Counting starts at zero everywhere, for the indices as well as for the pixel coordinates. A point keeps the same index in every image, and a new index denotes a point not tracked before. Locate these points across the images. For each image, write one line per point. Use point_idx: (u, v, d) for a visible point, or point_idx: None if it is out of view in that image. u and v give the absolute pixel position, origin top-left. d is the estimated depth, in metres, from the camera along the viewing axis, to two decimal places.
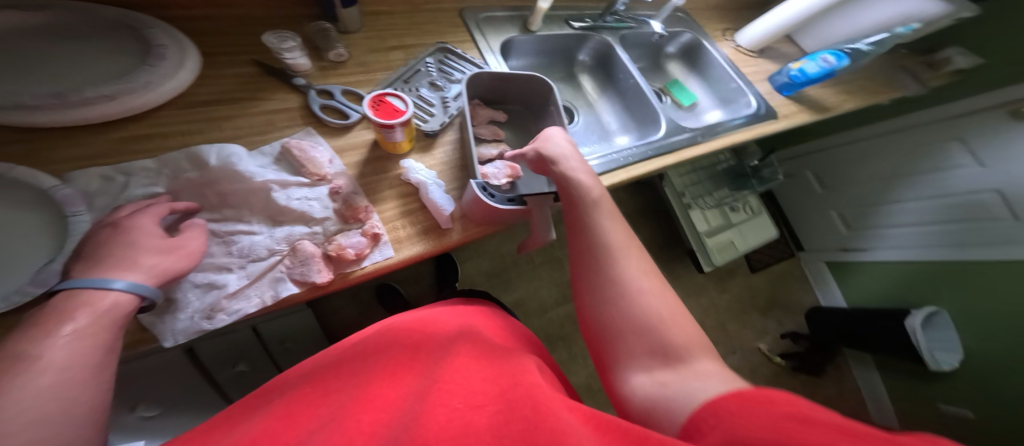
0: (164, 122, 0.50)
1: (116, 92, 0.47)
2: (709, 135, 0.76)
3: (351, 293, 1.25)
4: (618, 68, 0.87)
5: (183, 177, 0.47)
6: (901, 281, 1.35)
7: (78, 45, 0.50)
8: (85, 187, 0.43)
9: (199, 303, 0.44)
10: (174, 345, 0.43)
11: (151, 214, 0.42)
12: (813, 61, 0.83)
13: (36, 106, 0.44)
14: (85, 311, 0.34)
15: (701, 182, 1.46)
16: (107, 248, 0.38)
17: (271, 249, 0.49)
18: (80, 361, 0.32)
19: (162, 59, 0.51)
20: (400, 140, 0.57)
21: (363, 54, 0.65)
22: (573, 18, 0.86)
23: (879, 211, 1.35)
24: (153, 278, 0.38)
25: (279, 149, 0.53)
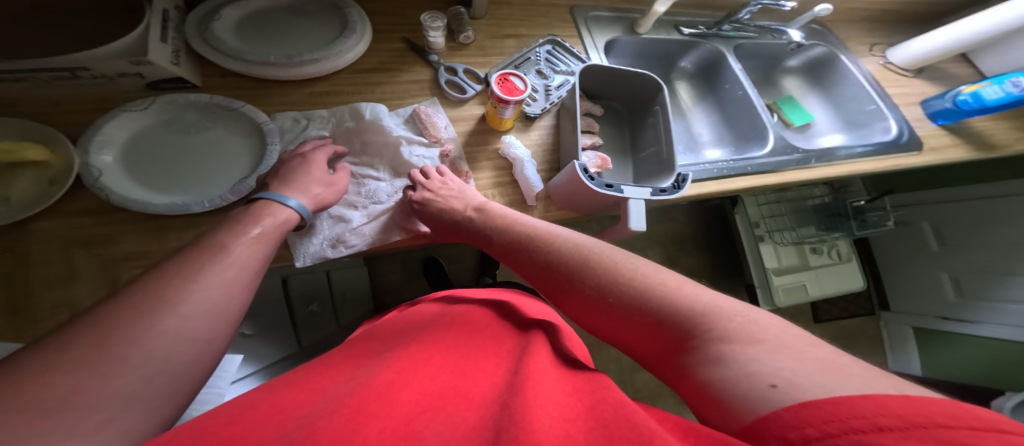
0: (341, 82, 0.59)
1: (321, 57, 0.56)
2: (823, 160, 0.73)
3: (401, 261, 1.35)
4: (727, 78, 0.86)
5: (343, 126, 0.56)
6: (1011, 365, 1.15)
7: (301, 19, 0.60)
8: (281, 125, 0.54)
9: (329, 232, 0.52)
10: (304, 265, 0.50)
11: (324, 152, 0.52)
12: (996, 85, 0.75)
13: (275, 63, 0.54)
14: (270, 219, 0.43)
15: (782, 216, 1.33)
16: (295, 172, 0.48)
17: (389, 195, 0.56)
18: (250, 262, 0.39)
19: (353, 33, 0.59)
20: (506, 117, 0.61)
21: (484, 39, 0.72)
22: (685, 24, 0.85)
23: (999, 282, 1.18)
24: (314, 204, 0.48)
25: (410, 112, 0.61)
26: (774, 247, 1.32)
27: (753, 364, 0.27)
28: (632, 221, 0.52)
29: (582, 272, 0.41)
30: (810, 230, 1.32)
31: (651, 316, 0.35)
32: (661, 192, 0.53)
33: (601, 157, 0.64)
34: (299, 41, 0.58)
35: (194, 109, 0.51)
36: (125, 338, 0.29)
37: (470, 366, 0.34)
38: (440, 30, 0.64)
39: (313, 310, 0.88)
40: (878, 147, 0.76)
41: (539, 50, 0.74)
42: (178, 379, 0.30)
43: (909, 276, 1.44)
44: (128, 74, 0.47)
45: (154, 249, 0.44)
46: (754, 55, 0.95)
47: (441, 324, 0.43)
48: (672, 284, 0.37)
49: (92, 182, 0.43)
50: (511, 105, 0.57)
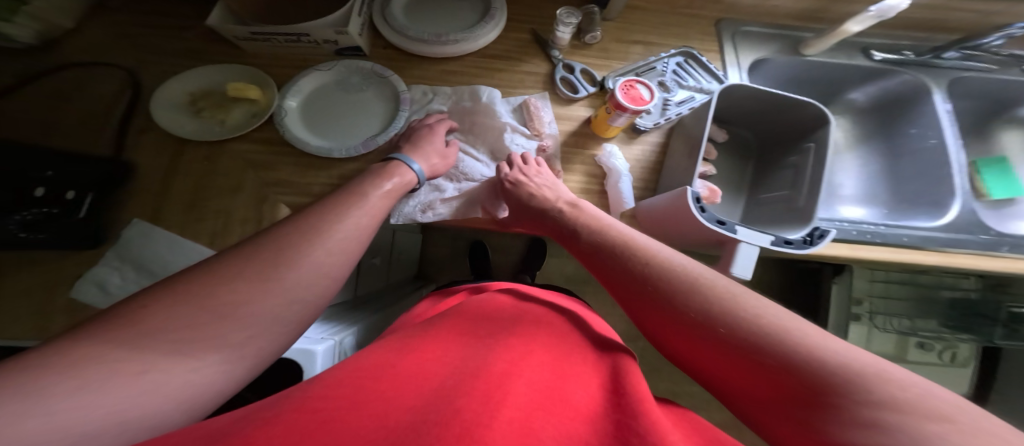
0: (468, 65, 0.61)
1: (461, 38, 0.58)
2: (1020, 249, 0.61)
3: (452, 238, 1.38)
4: (914, 122, 0.74)
5: (459, 104, 0.58)
6: None
7: (458, 2, 0.63)
8: (412, 95, 0.57)
9: (423, 198, 0.54)
10: (395, 223, 0.53)
11: (444, 126, 0.54)
12: None
13: (424, 40, 0.57)
14: (399, 179, 0.46)
15: (896, 299, 1.12)
16: (415, 138, 0.51)
17: (482, 177, 0.58)
18: (381, 215, 0.42)
19: (492, 19, 0.61)
20: (615, 125, 0.59)
21: (609, 41, 0.70)
22: (878, 47, 0.74)
23: None
24: (427, 173, 0.51)
25: (520, 102, 0.61)
26: (872, 329, 1.13)
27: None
28: (734, 265, 0.48)
29: (680, 290, 0.35)
30: (931, 323, 1.11)
31: (769, 357, 0.28)
32: (785, 243, 0.46)
33: (709, 187, 0.58)
34: (451, 22, 0.61)
35: (360, 73, 0.56)
36: (287, 261, 0.33)
37: (572, 372, 0.33)
38: (571, 26, 0.62)
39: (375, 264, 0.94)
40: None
41: (668, 61, 0.70)
42: (314, 309, 0.35)
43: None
44: (327, 41, 0.53)
45: (297, 182, 0.50)
46: (977, 94, 0.79)
47: (533, 320, 0.42)
48: (790, 322, 0.29)
49: (279, 122, 0.52)
50: (628, 113, 0.55)
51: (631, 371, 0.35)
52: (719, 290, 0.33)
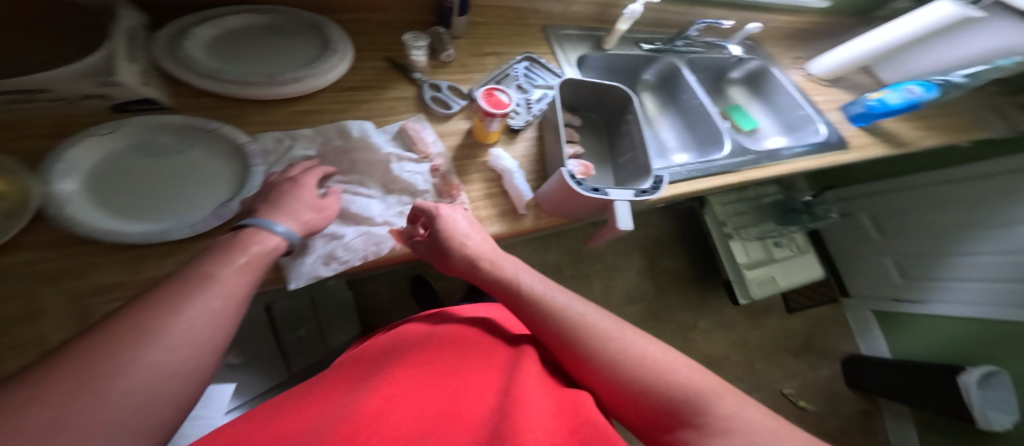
0: (322, 101, 0.59)
1: (303, 76, 0.57)
2: (771, 160, 0.81)
3: (389, 281, 1.31)
4: (683, 89, 0.96)
5: (330, 144, 0.56)
6: (954, 337, 1.29)
7: (286, 40, 0.62)
8: (264, 146, 0.53)
9: (321, 250, 0.51)
10: (297, 287, 0.49)
11: (313, 175, 0.50)
12: (896, 92, 0.85)
13: (254, 82, 0.55)
14: (257, 246, 0.42)
15: (745, 213, 1.43)
16: (282, 198, 0.46)
17: (383, 214, 0.56)
18: (240, 291, 0.39)
19: (335, 52, 0.61)
20: (493, 130, 0.63)
21: (465, 57, 0.75)
22: (644, 40, 0.96)
23: (945, 263, 1.29)
24: (302, 228, 0.46)
25: (397, 128, 0.61)
26: (744, 242, 1.39)
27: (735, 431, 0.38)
28: (620, 221, 0.55)
29: (605, 350, 0.46)
30: (770, 226, 1.43)
31: (664, 403, 0.42)
32: (643, 192, 0.57)
33: (583, 164, 0.67)
34: (280, 61, 0.59)
35: (168, 132, 0.51)
36: (110, 368, 0.29)
37: (469, 386, 0.40)
38: (423, 49, 0.66)
39: (301, 336, 0.84)
40: (815, 147, 0.86)
41: (517, 66, 0.78)
42: (159, 412, 0.31)
43: (861, 262, 1.56)
44: (93, 95, 0.47)
45: (128, 280, 0.43)
46: (705, 70, 1.06)
47: (441, 341, 0.47)
48: (669, 367, 0.44)
49: (57, 212, 0.42)
50: (497, 118, 0.59)
51: (518, 373, 0.43)
52: (629, 349, 0.46)
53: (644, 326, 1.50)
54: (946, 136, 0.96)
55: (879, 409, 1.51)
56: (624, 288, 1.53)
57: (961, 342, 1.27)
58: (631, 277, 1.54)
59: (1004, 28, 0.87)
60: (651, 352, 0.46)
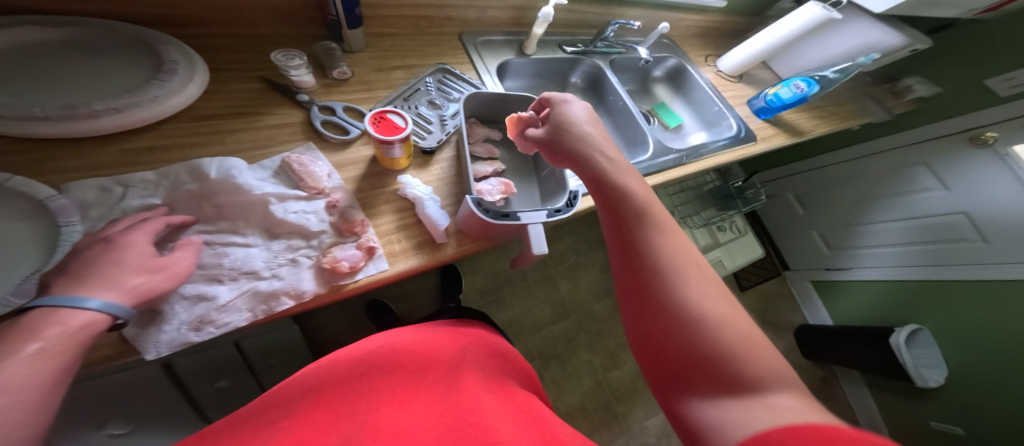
0: (167, 133, 0.50)
1: (124, 105, 0.47)
2: (693, 157, 0.82)
3: (342, 309, 1.19)
4: (608, 91, 0.95)
5: (180, 189, 0.46)
6: (879, 299, 1.41)
7: (97, 60, 0.50)
8: (81, 198, 0.43)
9: (187, 315, 0.42)
10: (158, 357, 0.40)
11: (145, 231, 0.41)
12: (787, 87, 0.90)
13: (45, 117, 0.43)
14: (56, 329, 0.32)
15: (688, 202, 1.47)
16: (89, 266, 0.36)
17: (268, 263, 0.48)
18: (36, 382, 0.30)
19: (173, 74, 0.51)
20: (398, 157, 0.57)
21: (366, 72, 0.68)
22: (566, 43, 0.94)
23: (857, 232, 1.41)
24: (133, 298, 0.37)
25: (279, 163, 0.53)
26: (689, 231, 1.42)
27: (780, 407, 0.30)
28: (535, 245, 0.52)
29: (652, 272, 0.42)
30: (711, 212, 1.47)
31: (695, 349, 0.36)
32: (557, 211, 0.55)
33: (505, 182, 0.66)
34: (90, 87, 0.48)
35: None
36: None
37: (401, 412, 0.43)
38: (303, 67, 0.59)
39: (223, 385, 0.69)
40: (734, 139, 0.90)
41: (429, 81, 0.72)
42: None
43: (793, 238, 1.67)
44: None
45: None
46: (629, 69, 1.07)
47: (374, 370, 0.48)
48: (720, 317, 0.37)
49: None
50: (395, 144, 0.53)
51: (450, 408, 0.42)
52: (677, 287, 0.40)
53: (611, 322, 1.50)
54: (839, 124, 1.02)
55: (832, 372, 1.62)
56: (588, 287, 1.53)
57: (887, 302, 1.39)
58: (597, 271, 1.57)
59: (867, 26, 0.93)
60: (706, 301, 0.39)
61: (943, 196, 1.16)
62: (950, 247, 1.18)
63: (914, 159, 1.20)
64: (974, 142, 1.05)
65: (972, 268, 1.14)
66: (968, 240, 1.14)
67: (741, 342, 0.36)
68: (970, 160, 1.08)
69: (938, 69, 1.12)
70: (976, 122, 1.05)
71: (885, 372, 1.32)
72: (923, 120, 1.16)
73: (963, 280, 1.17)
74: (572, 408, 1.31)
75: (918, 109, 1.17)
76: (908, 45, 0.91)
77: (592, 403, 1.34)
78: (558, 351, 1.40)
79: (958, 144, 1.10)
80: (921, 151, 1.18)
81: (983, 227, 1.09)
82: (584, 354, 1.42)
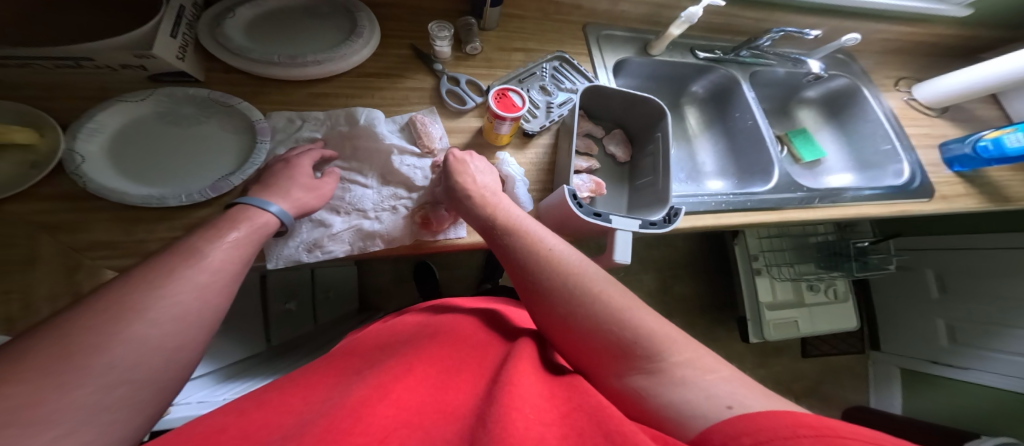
0: (340, 85, 0.59)
1: (324, 59, 0.56)
2: (828, 200, 0.74)
3: (393, 262, 1.29)
4: (738, 106, 0.87)
5: (336, 129, 0.55)
6: (986, 406, 1.17)
7: (317, 21, 0.60)
8: (274, 124, 0.53)
9: (306, 236, 0.50)
10: (275, 267, 0.48)
11: (309, 157, 0.50)
12: (1020, 132, 0.72)
13: (278, 63, 0.54)
14: (246, 224, 0.40)
15: (784, 251, 1.30)
16: (275, 178, 0.46)
17: (375, 204, 0.54)
18: (228, 267, 0.36)
19: (360, 37, 0.59)
20: (502, 133, 0.59)
21: (491, 51, 0.71)
22: (701, 48, 0.87)
23: (1001, 334, 1.15)
24: (296, 208, 0.46)
25: (406, 120, 0.59)
26: (771, 281, 1.30)
27: (712, 389, 0.30)
28: (617, 252, 0.53)
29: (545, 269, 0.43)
30: (810, 267, 1.30)
31: (620, 339, 0.36)
32: (651, 224, 0.53)
33: (595, 181, 0.66)
34: (307, 42, 0.58)
35: (192, 104, 0.51)
36: (83, 346, 0.26)
37: (453, 379, 0.37)
38: (446, 40, 0.63)
39: (290, 309, 0.86)
40: (886, 190, 0.77)
41: (546, 66, 0.74)
42: (145, 388, 0.28)
43: (906, 320, 1.41)
44: (131, 65, 0.47)
45: (122, 240, 0.44)
46: (773, 84, 0.96)
47: (431, 337, 0.44)
48: (613, 296, 0.39)
49: (73, 169, 0.43)
50: (506, 121, 0.56)
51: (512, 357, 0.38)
52: (577, 277, 0.41)
53: None
54: None
55: None
56: None
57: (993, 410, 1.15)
58: (644, 295, 1.47)
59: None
60: (598, 280, 0.41)
61: None
62: None
63: None
64: None
65: None
66: None
67: (647, 316, 0.38)
68: None
69: None
70: None
71: None
72: None
73: None
74: None
75: None
76: None
77: None
78: None
79: None
80: None
81: None
82: None
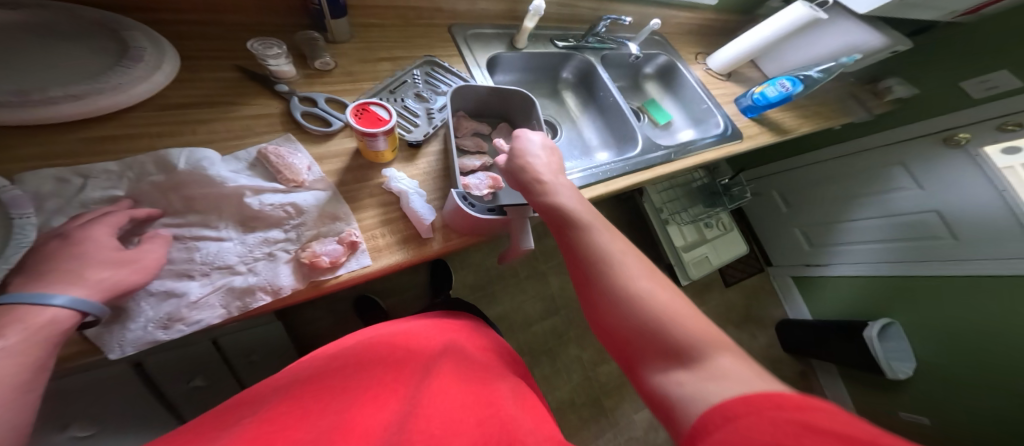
0: (139, 123, 0.49)
1: (83, 92, 0.45)
2: (681, 154, 0.83)
3: (328, 306, 1.15)
4: (599, 87, 0.95)
5: (144, 180, 0.44)
6: (861, 293, 1.44)
7: (56, 44, 0.48)
8: (36, 189, 0.40)
9: (154, 312, 0.40)
10: (122, 357, 0.38)
11: (108, 224, 0.39)
12: (772, 86, 0.91)
13: None
14: (17, 328, 0.30)
15: (677, 199, 1.48)
16: (52, 261, 0.35)
17: (242, 256, 0.46)
18: (10, 378, 0.29)
19: (139, 61, 0.50)
20: (381, 150, 0.55)
21: (351, 64, 0.66)
22: (558, 37, 0.92)
23: (838, 228, 1.43)
24: (100, 292, 0.35)
25: (254, 155, 0.51)
26: (677, 228, 1.45)
27: (722, 368, 0.33)
28: (523, 239, 0.53)
29: (593, 260, 0.44)
30: (699, 208, 1.48)
31: (653, 328, 0.37)
32: None
33: (493, 176, 0.66)
34: (47, 71, 0.46)
35: None
36: None
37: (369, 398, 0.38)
38: (282, 58, 0.57)
39: (197, 386, 0.66)
40: (721, 136, 0.90)
41: (416, 73, 0.71)
42: None
43: (777, 235, 1.69)
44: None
45: None
46: (621, 65, 1.06)
47: (344, 362, 0.42)
48: (651, 288, 0.40)
49: None
50: (379, 137, 0.52)
51: (433, 377, 0.40)
52: (615, 268, 0.42)
53: None
54: (822, 123, 1.03)
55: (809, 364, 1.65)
56: None
57: (863, 294, 1.43)
58: None
59: (851, 27, 0.93)
60: (638, 275, 0.41)
61: (915, 195, 1.19)
62: (922, 245, 1.22)
63: (891, 160, 1.23)
64: (948, 143, 1.09)
65: (942, 265, 1.18)
66: (940, 238, 1.17)
67: (683, 308, 0.39)
68: (947, 164, 1.10)
69: (916, 69, 1.14)
70: (952, 123, 1.07)
71: (856, 361, 1.37)
72: (896, 122, 1.19)
73: (939, 275, 1.20)
74: (561, 402, 1.32)
75: (896, 109, 1.19)
76: (889, 46, 0.91)
77: (580, 397, 1.35)
78: (548, 347, 1.40)
79: (928, 145, 1.14)
80: (897, 151, 1.20)
81: (955, 226, 1.12)
82: (574, 349, 1.43)
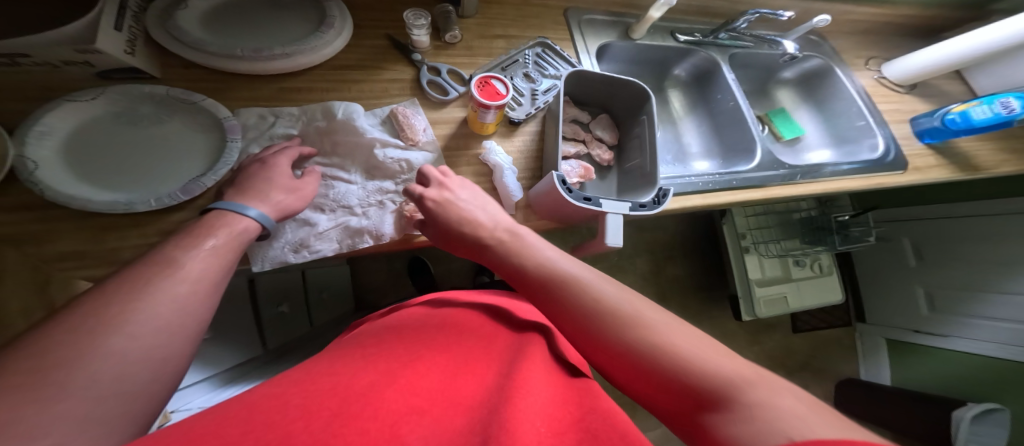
0: (314, 78, 0.57)
1: (292, 51, 0.54)
2: (808, 176, 0.75)
3: (385, 259, 1.26)
4: (719, 88, 0.88)
5: (313, 125, 0.53)
6: (971, 374, 1.22)
7: (283, 13, 0.58)
8: (245, 121, 0.51)
9: (292, 236, 0.48)
10: (261, 271, 0.46)
11: (286, 156, 0.48)
12: (986, 105, 0.74)
13: (242, 56, 0.52)
14: (225, 230, 0.39)
15: (770, 227, 1.33)
16: (253, 180, 0.44)
17: (361, 200, 0.52)
18: (209, 276, 0.35)
19: (330, 27, 0.57)
20: (488, 122, 0.58)
21: (472, 38, 0.69)
22: (681, 31, 0.87)
23: (978, 299, 1.20)
24: (277, 212, 0.44)
25: (387, 113, 0.57)
26: (758, 258, 1.32)
27: (771, 421, 0.25)
28: (609, 236, 0.53)
29: (578, 290, 0.40)
30: (795, 243, 1.33)
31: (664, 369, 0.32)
32: (641, 207, 0.54)
33: (584, 166, 0.66)
34: (272, 35, 0.56)
35: (150, 101, 0.48)
36: (63, 360, 0.24)
37: (470, 363, 0.38)
38: (424, 28, 0.61)
39: (282, 311, 0.82)
40: (865, 164, 0.78)
41: (528, 53, 0.73)
42: (144, 397, 0.28)
43: (888, 291, 1.46)
44: (75, 62, 0.44)
45: (91, 249, 0.42)
46: (749, 65, 0.97)
47: (440, 326, 0.44)
48: (655, 319, 0.36)
49: (25, 176, 0.40)
50: (491, 109, 0.54)
51: (529, 356, 0.39)
52: (609, 304, 0.38)
53: None
54: None
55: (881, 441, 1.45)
56: None
57: (978, 377, 1.20)
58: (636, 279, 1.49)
59: None
60: (637, 309, 0.37)
61: None
62: None
63: None
64: None
65: None
66: None
67: (701, 345, 0.33)
68: None
69: None
70: None
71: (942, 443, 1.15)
72: None
73: None
74: None
75: None
76: None
77: None
78: None
79: None
80: None
81: None
82: None
